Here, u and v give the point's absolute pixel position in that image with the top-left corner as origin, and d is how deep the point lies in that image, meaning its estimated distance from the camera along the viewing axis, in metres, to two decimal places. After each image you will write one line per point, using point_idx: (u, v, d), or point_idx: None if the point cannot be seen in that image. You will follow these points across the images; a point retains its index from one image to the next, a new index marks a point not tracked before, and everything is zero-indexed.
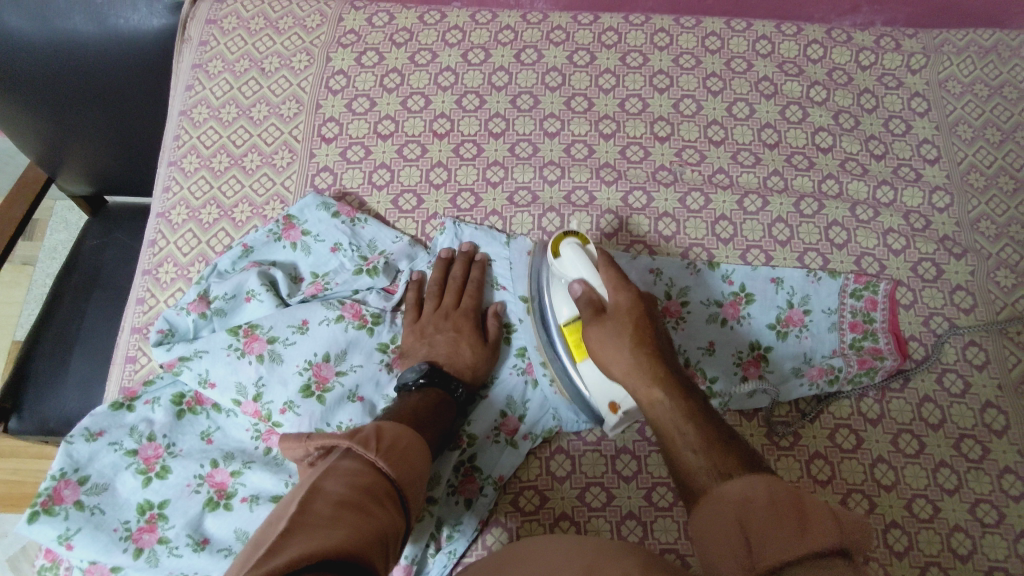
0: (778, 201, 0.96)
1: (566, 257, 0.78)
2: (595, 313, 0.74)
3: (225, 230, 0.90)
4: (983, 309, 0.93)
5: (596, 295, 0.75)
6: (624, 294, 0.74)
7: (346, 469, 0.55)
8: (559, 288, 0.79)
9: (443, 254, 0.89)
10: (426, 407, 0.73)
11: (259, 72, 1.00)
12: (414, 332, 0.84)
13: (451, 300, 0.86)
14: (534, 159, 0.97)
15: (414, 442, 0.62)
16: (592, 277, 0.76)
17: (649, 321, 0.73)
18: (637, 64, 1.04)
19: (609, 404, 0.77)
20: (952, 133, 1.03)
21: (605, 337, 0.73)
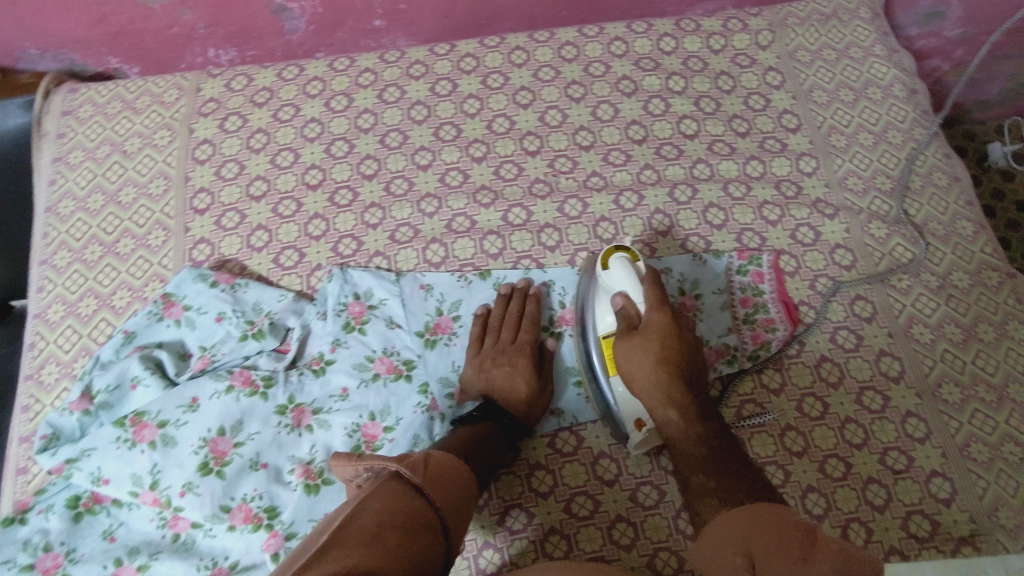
0: (653, 194, 0.99)
1: (613, 272, 0.80)
2: (628, 328, 0.78)
3: (106, 319, 0.89)
4: (863, 263, 0.96)
5: (635, 311, 0.78)
6: (658, 315, 0.76)
7: (390, 491, 0.60)
8: (603, 302, 0.82)
9: (523, 282, 0.91)
10: (474, 437, 0.76)
11: (121, 155, 1.00)
12: (474, 365, 0.86)
13: (508, 334, 0.87)
14: (410, 194, 0.98)
15: (456, 471, 0.67)
16: (635, 293, 0.79)
17: (680, 344, 0.76)
18: (498, 85, 1.06)
19: (636, 420, 0.80)
20: (808, 100, 1.07)
21: (632, 353, 0.76)
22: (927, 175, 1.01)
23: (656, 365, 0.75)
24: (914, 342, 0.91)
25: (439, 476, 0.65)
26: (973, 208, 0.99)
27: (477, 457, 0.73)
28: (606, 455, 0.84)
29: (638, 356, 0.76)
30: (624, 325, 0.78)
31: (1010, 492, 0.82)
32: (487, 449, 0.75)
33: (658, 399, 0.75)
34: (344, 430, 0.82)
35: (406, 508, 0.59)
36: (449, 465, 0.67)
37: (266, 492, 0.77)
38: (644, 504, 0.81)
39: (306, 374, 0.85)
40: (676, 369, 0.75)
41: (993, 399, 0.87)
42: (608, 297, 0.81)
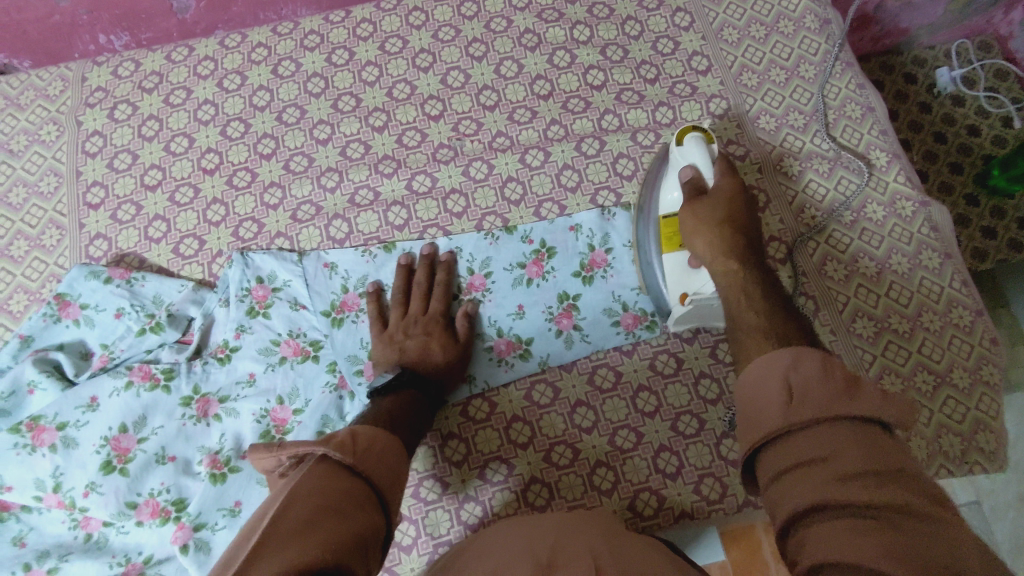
0: (560, 149, 0.96)
1: (685, 148, 0.79)
2: (695, 195, 0.76)
3: (4, 325, 0.87)
4: (776, 203, 0.94)
5: (702, 183, 0.77)
6: (728, 183, 0.75)
7: (321, 475, 0.57)
8: (670, 175, 0.81)
9: (426, 249, 0.89)
10: (402, 410, 0.73)
11: (7, 154, 0.96)
12: (383, 340, 0.83)
13: (418, 306, 0.86)
14: (311, 170, 0.94)
15: (390, 443, 0.65)
16: (705, 169, 0.77)
17: (746, 214, 0.75)
18: (397, 49, 1.02)
19: (680, 294, 0.78)
20: (718, 40, 1.04)
21: (698, 215, 0.75)
22: (840, 107, 0.99)
23: (723, 224, 0.73)
24: (829, 280, 0.90)
25: (372, 451, 0.63)
26: (886, 138, 0.97)
27: (405, 427, 0.71)
28: (519, 418, 0.84)
29: (704, 214, 0.74)
30: (690, 194, 0.77)
31: (922, 422, 0.83)
32: (415, 422, 0.74)
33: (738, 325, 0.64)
34: (251, 417, 0.81)
35: (341, 489, 0.57)
36: (381, 440, 0.65)
37: (174, 484, 0.77)
38: (559, 464, 0.81)
39: (210, 363, 0.84)
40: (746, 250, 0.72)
41: (906, 330, 0.87)
42: (675, 174, 0.80)
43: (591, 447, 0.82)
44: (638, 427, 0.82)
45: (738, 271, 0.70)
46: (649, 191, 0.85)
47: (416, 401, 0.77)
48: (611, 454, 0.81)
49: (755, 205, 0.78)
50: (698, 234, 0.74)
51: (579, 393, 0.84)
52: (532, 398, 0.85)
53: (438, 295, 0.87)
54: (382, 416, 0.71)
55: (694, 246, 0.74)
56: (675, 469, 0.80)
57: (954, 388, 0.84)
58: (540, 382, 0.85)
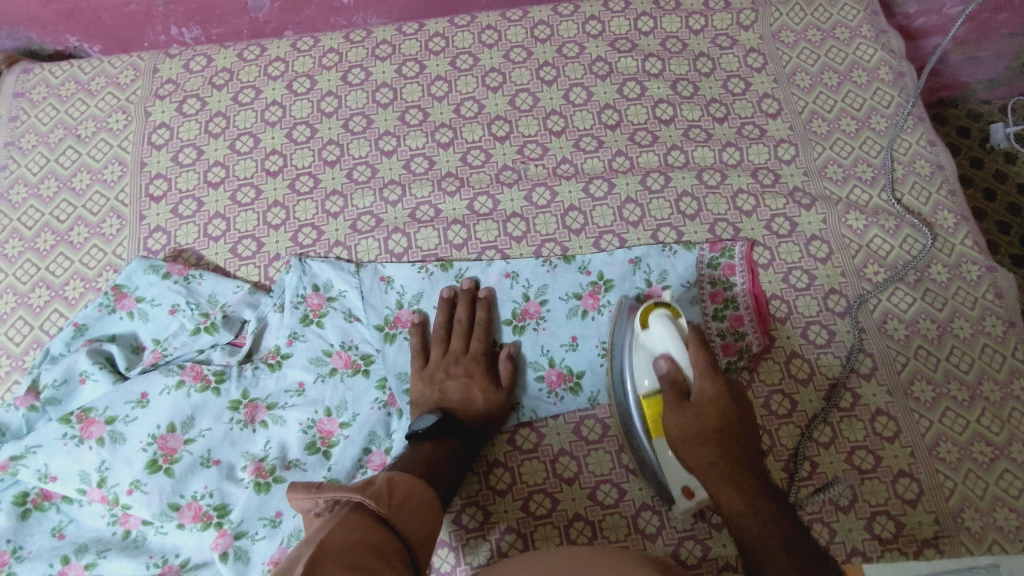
0: (624, 181, 0.95)
1: (656, 331, 0.72)
2: (677, 403, 0.69)
3: (58, 311, 0.87)
4: (839, 255, 0.93)
5: (681, 378, 0.70)
6: (710, 384, 0.68)
7: (355, 524, 0.55)
8: (643, 358, 0.74)
9: (468, 283, 0.88)
10: (440, 459, 0.73)
11: (75, 139, 0.97)
12: (423, 378, 0.82)
13: (459, 344, 0.85)
14: (373, 181, 0.94)
15: (423, 496, 0.63)
16: (683, 359, 0.70)
17: (734, 416, 0.69)
18: (467, 66, 1.01)
19: (682, 488, 0.74)
20: (791, 84, 1.03)
21: (688, 429, 0.68)
22: (910, 163, 0.98)
23: (716, 440, 0.68)
24: (888, 338, 0.88)
25: (405, 505, 0.60)
26: (955, 199, 0.96)
27: (440, 478, 0.71)
28: (566, 453, 0.82)
29: (693, 434, 0.68)
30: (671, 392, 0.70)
31: (977, 493, 0.81)
32: (452, 473, 0.73)
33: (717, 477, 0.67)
34: (298, 426, 0.80)
35: (374, 541, 0.54)
36: (415, 493, 0.63)
37: (217, 489, 0.76)
38: (603, 503, 0.80)
39: (261, 368, 0.83)
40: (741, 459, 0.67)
41: (965, 398, 0.85)
42: (648, 358, 0.74)
43: (637, 488, 0.80)
44: None
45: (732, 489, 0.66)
46: (624, 355, 0.79)
47: (456, 448, 0.76)
48: (657, 498, 0.80)
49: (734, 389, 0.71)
50: (690, 452, 0.68)
51: None
52: (581, 433, 0.83)
53: (479, 334, 0.85)
54: (420, 466, 0.70)
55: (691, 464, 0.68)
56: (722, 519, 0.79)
57: (1013, 462, 0.82)
58: (589, 419, 0.84)
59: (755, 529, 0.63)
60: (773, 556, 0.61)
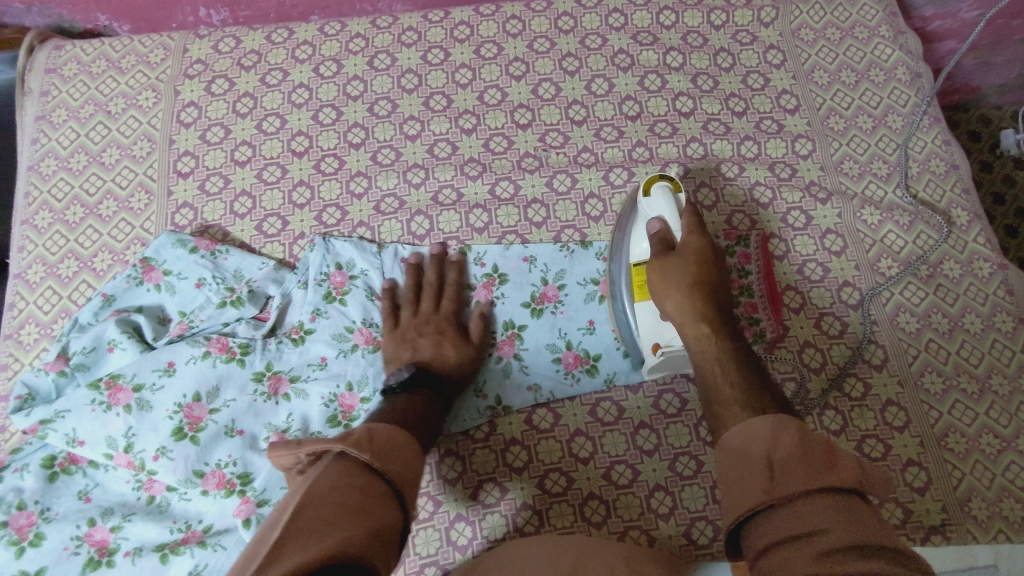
0: (644, 171, 0.97)
1: (654, 198, 0.81)
2: (663, 254, 0.78)
3: (87, 282, 0.88)
4: (853, 249, 0.94)
5: (670, 236, 0.79)
6: (696, 240, 0.77)
7: (338, 472, 0.56)
8: (639, 225, 0.83)
9: (437, 248, 0.90)
10: (414, 407, 0.73)
11: (105, 115, 0.98)
12: (394, 339, 0.84)
13: (429, 305, 0.86)
14: (397, 164, 0.96)
15: (405, 438, 0.64)
16: (673, 222, 0.80)
17: (714, 271, 0.77)
18: (492, 54, 1.03)
19: (654, 345, 0.80)
20: (809, 81, 1.04)
21: (669, 274, 0.76)
22: (924, 162, 0.99)
23: (692, 287, 0.75)
24: (900, 331, 0.90)
25: (387, 449, 0.61)
26: (968, 198, 0.97)
27: (417, 421, 0.71)
28: (582, 433, 0.84)
29: (676, 279, 0.76)
30: (658, 249, 0.79)
31: (984, 483, 0.82)
32: (428, 417, 0.73)
33: (689, 314, 0.74)
34: (320, 400, 0.82)
35: (358, 483, 0.56)
36: (396, 436, 0.63)
37: (241, 458, 0.78)
38: (618, 483, 0.81)
39: (284, 342, 0.85)
40: (714, 301, 0.75)
41: (974, 391, 0.86)
42: (643, 225, 0.82)
43: (651, 469, 0.82)
44: (700, 456, 0.82)
45: (705, 328, 0.73)
46: (621, 233, 0.86)
47: (431, 398, 0.77)
48: (671, 479, 0.81)
49: (721, 257, 0.79)
50: (667, 296, 0.76)
51: (643, 415, 0.84)
52: (596, 415, 0.84)
53: (450, 295, 0.88)
54: (397, 414, 0.70)
55: (664, 308, 0.76)
56: None
57: (1019, 454, 0.83)
58: (605, 401, 0.85)
59: (710, 352, 0.71)
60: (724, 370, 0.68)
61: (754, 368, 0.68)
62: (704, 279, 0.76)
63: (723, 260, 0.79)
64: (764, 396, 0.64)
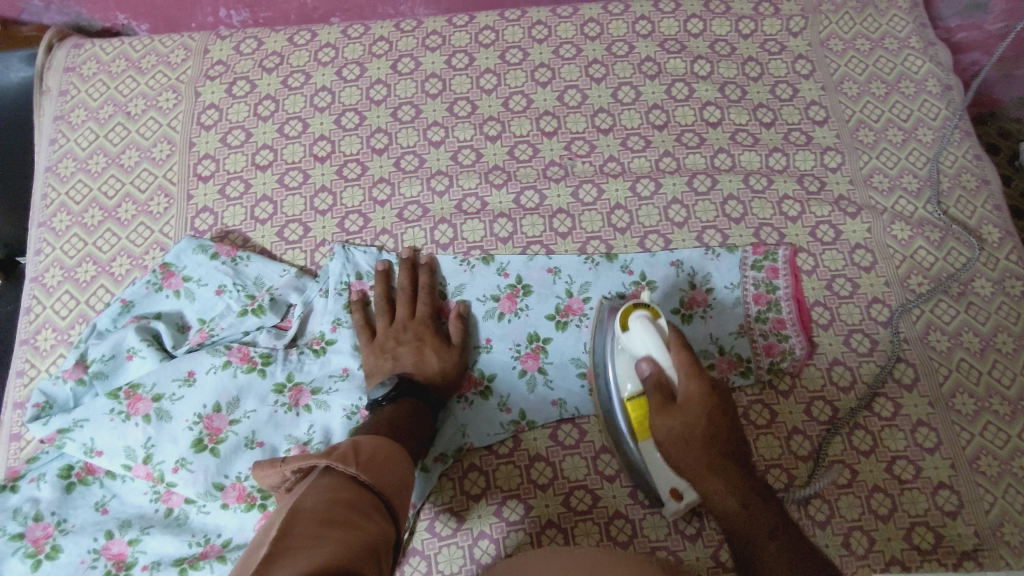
0: (671, 182, 0.95)
1: (635, 331, 0.73)
2: (662, 403, 0.68)
3: (105, 286, 0.87)
4: (884, 265, 0.93)
5: (665, 377, 0.70)
6: (695, 383, 0.67)
7: (326, 485, 0.53)
8: (625, 361, 0.74)
9: (406, 253, 0.88)
10: (402, 417, 0.72)
11: (124, 116, 0.97)
12: (375, 351, 0.81)
13: (404, 312, 0.84)
14: (421, 171, 0.94)
15: (393, 450, 0.61)
16: (663, 359, 0.70)
17: (724, 418, 0.67)
18: (517, 60, 1.01)
19: (671, 490, 0.73)
20: (838, 92, 1.03)
21: (676, 435, 0.67)
22: (956, 176, 0.97)
23: (707, 447, 0.66)
24: (931, 349, 0.88)
25: (375, 461, 0.58)
26: (1000, 214, 0.95)
27: (405, 432, 0.70)
28: (607, 450, 0.82)
29: (680, 433, 0.67)
30: (656, 395, 0.69)
31: (1017, 508, 0.81)
32: (417, 429, 0.72)
33: (709, 482, 0.65)
34: (341, 412, 0.79)
35: (347, 496, 0.53)
36: (382, 449, 0.60)
37: None
38: (644, 502, 0.79)
39: (305, 353, 0.83)
40: (732, 455, 0.66)
41: (1007, 413, 0.85)
42: (631, 361, 0.74)
43: None
44: None
45: (732, 499, 0.64)
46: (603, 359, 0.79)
47: (419, 407, 0.76)
48: None
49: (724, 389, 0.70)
50: (680, 456, 0.67)
51: None
52: None
53: (425, 299, 0.85)
54: (383, 425, 0.69)
55: (682, 471, 0.67)
56: None
57: None
58: None
59: (744, 523, 0.63)
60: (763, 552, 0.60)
61: (802, 545, 0.60)
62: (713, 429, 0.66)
63: (727, 390, 0.70)
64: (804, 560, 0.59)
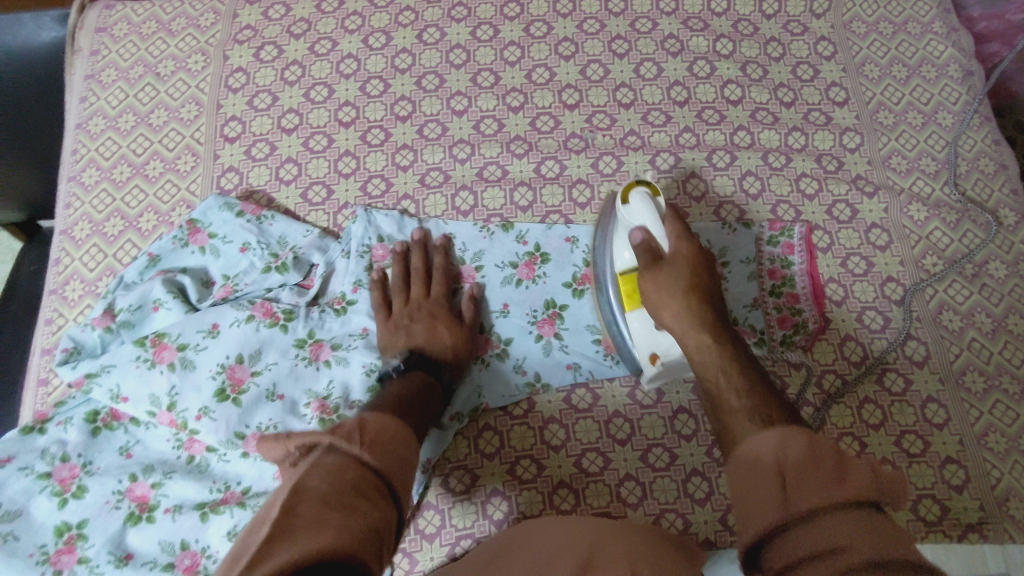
0: (690, 157, 0.96)
1: (634, 206, 0.74)
2: (652, 260, 0.71)
3: (132, 241, 0.89)
4: (899, 245, 0.93)
5: (656, 244, 0.72)
6: (685, 246, 0.71)
7: (330, 467, 0.53)
8: (619, 234, 0.76)
9: (418, 233, 0.88)
10: (410, 392, 0.72)
11: (154, 77, 0.98)
12: (388, 328, 0.82)
13: (418, 292, 0.84)
14: (444, 139, 0.96)
15: (398, 429, 0.61)
16: (656, 229, 0.73)
17: (706, 276, 0.72)
18: (542, 34, 1.02)
19: (649, 356, 0.76)
20: (859, 74, 1.03)
21: (660, 285, 0.70)
22: (974, 160, 0.98)
23: (687, 294, 0.69)
24: (943, 328, 0.89)
25: (380, 441, 0.58)
26: (1017, 198, 0.96)
27: (415, 408, 0.70)
28: (620, 415, 0.83)
29: (665, 288, 0.70)
30: (646, 257, 0.72)
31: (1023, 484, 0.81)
32: (425, 405, 0.72)
33: (687, 329, 0.68)
34: (361, 369, 0.81)
35: (351, 479, 0.53)
36: (389, 428, 0.60)
37: (281, 422, 0.78)
38: (655, 465, 0.80)
39: (326, 312, 0.85)
40: (713, 309, 0.70)
41: (1017, 392, 0.86)
42: (626, 233, 0.76)
43: (688, 454, 0.81)
44: None
45: (707, 340, 0.67)
46: (603, 242, 0.81)
47: (428, 382, 0.75)
48: (708, 465, 0.80)
49: (712, 261, 0.74)
50: (662, 307, 0.70)
51: (683, 399, 0.83)
52: (635, 396, 0.84)
53: (438, 280, 0.86)
54: (391, 397, 0.69)
55: (660, 319, 0.71)
56: None
57: None
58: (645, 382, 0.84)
59: (716, 367, 0.65)
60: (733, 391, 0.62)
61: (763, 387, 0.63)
62: (696, 281, 0.70)
63: (716, 262, 0.75)
64: (774, 402, 0.60)
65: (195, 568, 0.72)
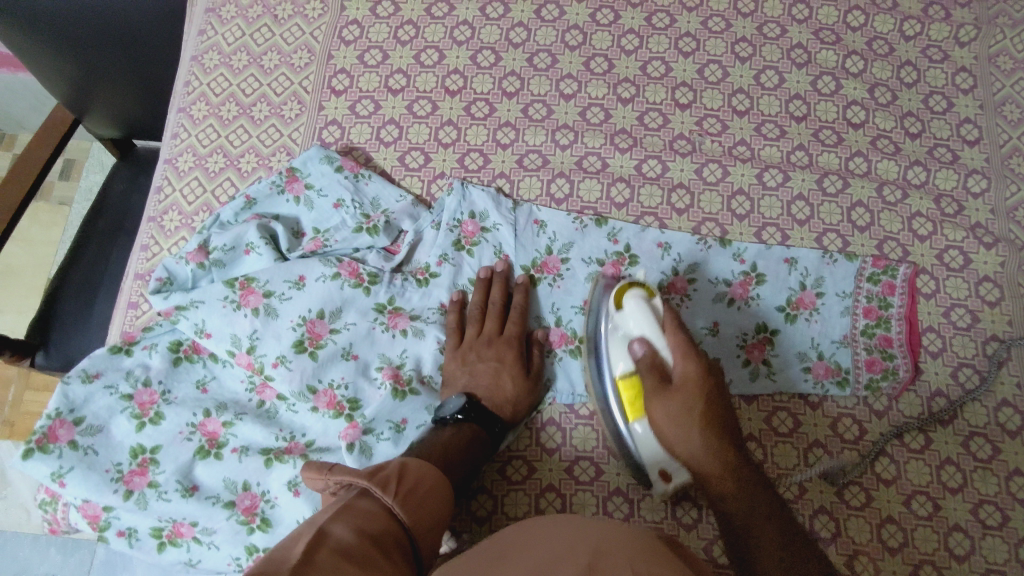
0: (800, 177, 0.92)
1: (630, 311, 0.71)
2: (657, 383, 0.66)
3: (231, 180, 0.90)
4: (1010, 303, 0.88)
5: (659, 358, 0.68)
6: (691, 363, 0.64)
7: (360, 510, 0.53)
8: (617, 341, 0.74)
9: (503, 264, 0.85)
10: (459, 448, 0.70)
11: (271, 19, 0.99)
12: (457, 358, 0.80)
13: (494, 326, 0.82)
14: (548, 121, 0.93)
15: (438, 485, 0.61)
16: (657, 339, 0.69)
17: (719, 393, 0.64)
18: (663, 25, 0.98)
19: (660, 470, 0.72)
20: (996, 113, 0.96)
21: (666, 413, 0.64)
22: None
23: (703, 427, 0.62)
24: None
25: (415, 493, 0.58)
26: None
27: (457, 465, 0.69)
28: None
29: (676, 417, 0.63)
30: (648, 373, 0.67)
31: None
32: (470, 461, 0.71)
33: (713, 476, 0.62)
34: (435, 343, 0.82)
35: (376, 528, 0.52)
36: (428, 481, 0.60)
37: (352, 383, 0.78)
38: None
39: (409, 281, 0.85)
40: (729, 437, 0.63)
41: None
42: (625, 343, 0.73)
43: None
44: (804, 482, 0.80)
45: (730, 486, 0.61)
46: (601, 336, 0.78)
47: (480, 436, 0.73)
48: None
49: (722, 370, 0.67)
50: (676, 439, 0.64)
51: (754, 427, 0.83)
52: None
53: (516, 318, 0.82)
54: (435, 451, 0.69)
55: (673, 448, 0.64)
56: (831, 535, 0.78)
57: None
58: None
59: (742, 508, 0.60)
60: (757, 532, 0.58)
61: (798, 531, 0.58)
62: (707, 406, 0.63)
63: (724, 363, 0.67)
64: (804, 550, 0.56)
65: (252, 510, 0.74)
